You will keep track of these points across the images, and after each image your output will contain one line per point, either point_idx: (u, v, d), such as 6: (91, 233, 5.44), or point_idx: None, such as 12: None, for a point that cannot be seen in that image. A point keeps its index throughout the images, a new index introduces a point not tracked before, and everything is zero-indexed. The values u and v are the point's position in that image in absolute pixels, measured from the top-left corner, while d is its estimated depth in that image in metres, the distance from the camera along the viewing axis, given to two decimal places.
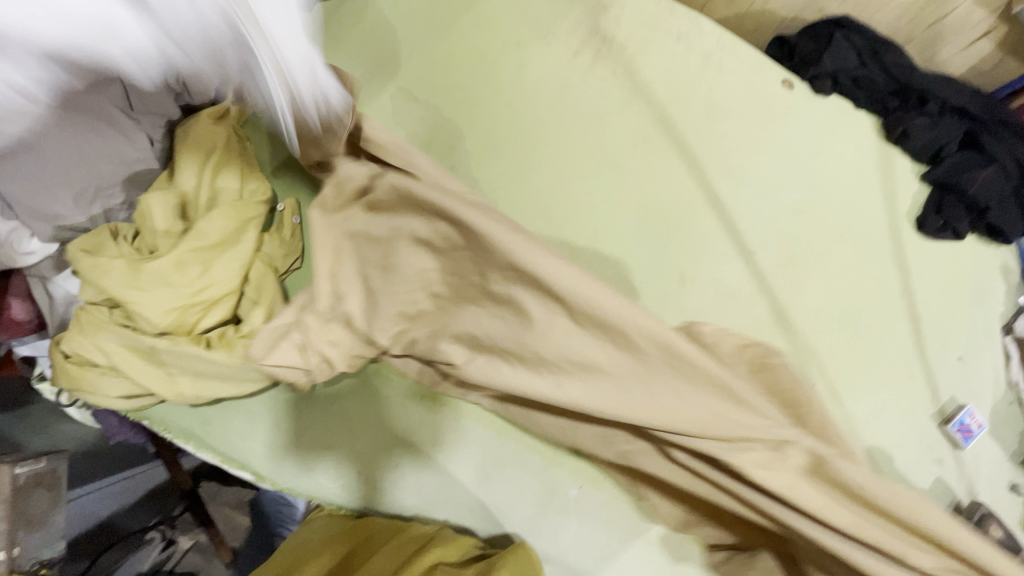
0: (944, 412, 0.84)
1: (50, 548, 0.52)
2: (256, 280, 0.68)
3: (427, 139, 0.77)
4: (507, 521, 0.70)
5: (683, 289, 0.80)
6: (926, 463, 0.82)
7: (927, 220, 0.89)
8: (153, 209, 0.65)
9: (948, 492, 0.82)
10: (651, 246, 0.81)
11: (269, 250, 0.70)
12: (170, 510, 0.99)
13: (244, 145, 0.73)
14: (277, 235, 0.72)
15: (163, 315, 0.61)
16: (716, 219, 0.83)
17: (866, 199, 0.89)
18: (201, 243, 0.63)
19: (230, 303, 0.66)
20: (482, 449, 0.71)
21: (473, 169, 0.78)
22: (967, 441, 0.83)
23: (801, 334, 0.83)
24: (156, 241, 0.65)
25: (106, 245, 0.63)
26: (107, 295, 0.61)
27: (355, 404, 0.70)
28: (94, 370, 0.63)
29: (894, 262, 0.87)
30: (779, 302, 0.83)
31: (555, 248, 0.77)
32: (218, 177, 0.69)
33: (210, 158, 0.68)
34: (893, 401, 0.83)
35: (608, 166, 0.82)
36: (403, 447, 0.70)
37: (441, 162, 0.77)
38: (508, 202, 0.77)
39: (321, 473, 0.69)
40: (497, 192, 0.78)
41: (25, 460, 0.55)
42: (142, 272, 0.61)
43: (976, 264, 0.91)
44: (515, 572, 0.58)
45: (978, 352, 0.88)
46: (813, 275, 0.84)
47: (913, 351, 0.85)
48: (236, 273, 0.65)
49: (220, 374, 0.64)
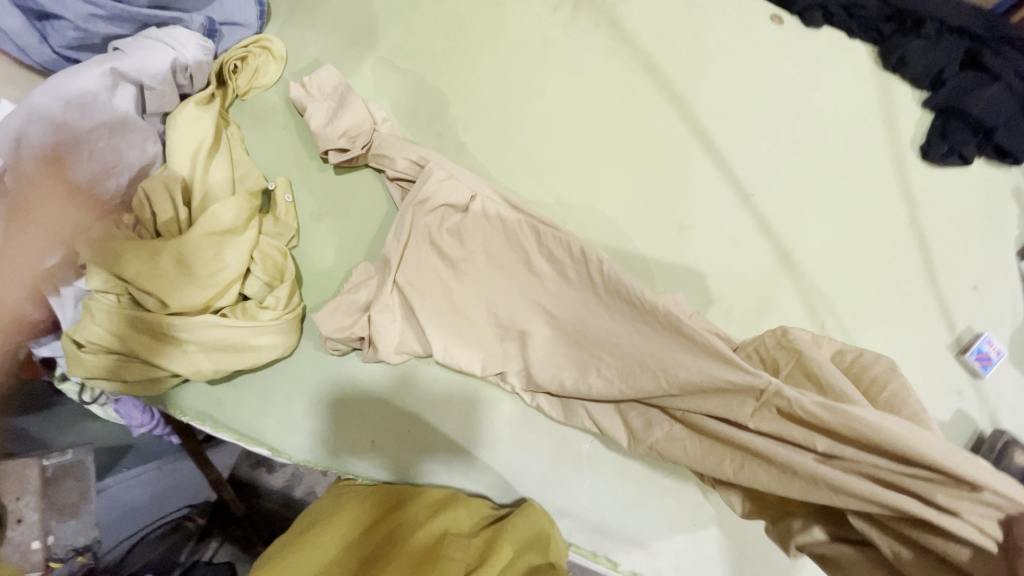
0: (961, 342, 0.83)
1: (85, 536, 0.75)
2: (262, 260, 0.70)
3: (410, 108, 0.77)
4: (519, 485, 0.73)
5: (682, 238, 0.79)
6: (945, 395, 0.81)
7: (931, 147, 0.85)
8: (155, 195, 0.66)
9: (969, 422, 0.81)
10: (645, 196, 0.80)
11: (269, 232, 0.72)
12: (199, 502, 1.11)
13: (231, 129, 0.75)
14: (275, 216, 0.73)
15: (178, 297, 0.63)
16: (710, 162, 0.82)
17: (868, 128, 0.86)
18: (214, 227, 0.67)
19: (238, 286, 0.68)
20: (493, 418, 0.74)
21: (459, 134, 0.78)
22: (986, 369, 0.81)
23: (809, 273, 0.81)
24: (160, 227, 0.66)
25: (109, 231, 0.65)
26: (119, 281, 0.63)
27: (368, 381, 0.74)
28: (110, 357, 0.65)
29: (902, 192, 0.85)
30: (783, 242, 0.81)
31: (548, 206, 0.77)
32: (213, 161, 0.71)
33: (204, 143, 0.70)
34: (909, 335, 0.81)
35: (596, 118, 0.81)
36: (417, 420, 0.73)
37: (425, 130, 0.77)
38: (498, 164, 0.77)
39: (338, 446, 0.72)
40: (484, 154, 0.78)
41: (54, 454, 0.74)
42: (157, 251, 0.63)
43: (988, 190, 0.87)
44: (521, 540, 0.62)
45: (996, 278, 0.85)
46: (815, 212, 0.83)
47: (925, 282, 0.83)
48: (245, 255, 0.68)
49: (236, 351, 0.66)
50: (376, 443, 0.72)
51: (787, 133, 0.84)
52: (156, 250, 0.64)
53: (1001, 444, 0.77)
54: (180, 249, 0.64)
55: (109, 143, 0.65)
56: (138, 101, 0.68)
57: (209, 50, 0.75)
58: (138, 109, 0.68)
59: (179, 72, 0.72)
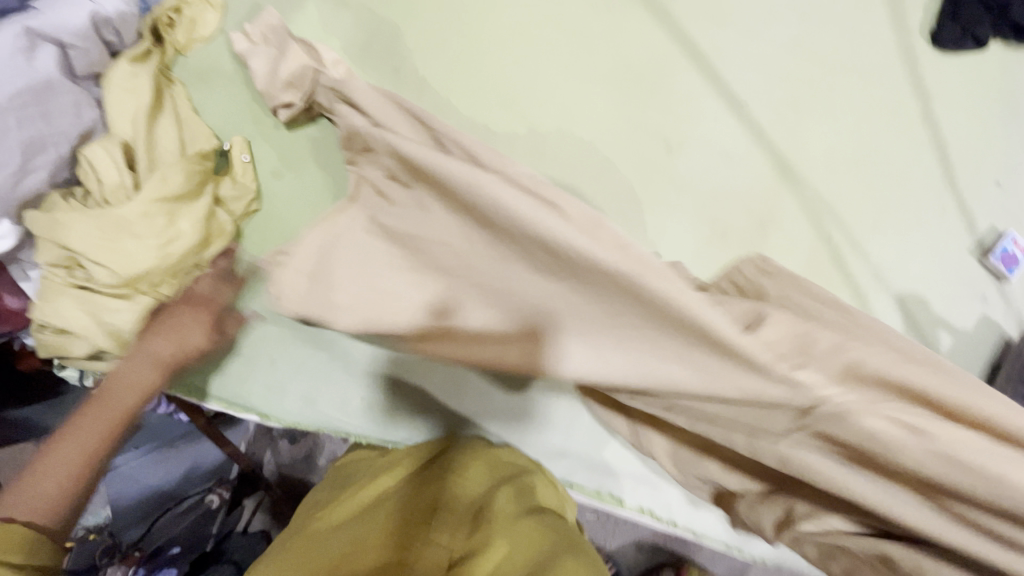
0: (984, 244, 0.76)
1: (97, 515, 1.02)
2: (216, 225, 0.67)
3: (363, 45, 0.72)
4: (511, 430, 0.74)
5: (670, 157, 0.73)
6: (969, 302, 0.75)
7: (943, 31, 0.78)
8: (98, 160, 0.66)
9: (995, 328, 0.76)
10: (627, 114, 0.74)
11: (226, 195, 0.68)
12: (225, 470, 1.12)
13: (174, 89, 0.71)
14: (233, 177, 0.69)
15: (127, 265, 0.63)
16: (696, 71, 0.75)
17: (871, 16, 0.78)
18: (164, 190, 0.64)
19: (196, 254, 0.66)
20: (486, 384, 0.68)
21: (419, 68, 0.73)
22: (1012, 270, 0.76)
23: (813, 183, 0.74)
24: (106, 193, 0.66)
25: (58, 205, 0.65)
26: (68, 251, 0.64)
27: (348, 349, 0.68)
28: (71, 335, 0.68)
29: (912, 85, 0.77)
30: (782, 152, 0.74)
31: (522, 134, 0.72)
32: (158, 125, 0.69)
33: (146, 105, 0.68)
34: (928, 241, 0.75)
35: (566, 36, 0.75)
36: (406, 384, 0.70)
37: (382, 68, 0.72)
38: (463, 97, 0.72)
39: (329, 406, 0.72)
40: (448, 87, 0.73)
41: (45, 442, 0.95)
42: (102, 220, 0.63)
43: (1006, 70, 0.80)
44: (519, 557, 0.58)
45: (1016, 171, 0.79)
46: (816, 115, 0.75)
47: (943, 182, 0.76)
48: (201, 221, 0.65)
49: (202, 324, 0.64)
50: (370, 400, 0.72)
51: (779, 31, 0.77)
52: (93, 221, 0.62)
53: None
54: (116, 219, 0.62)
55: (37, 110, 0.62)
56: (63, 62, 0.65)
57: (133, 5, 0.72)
58: (65, 70, 0.65)
59: (104, 27, 0.69)
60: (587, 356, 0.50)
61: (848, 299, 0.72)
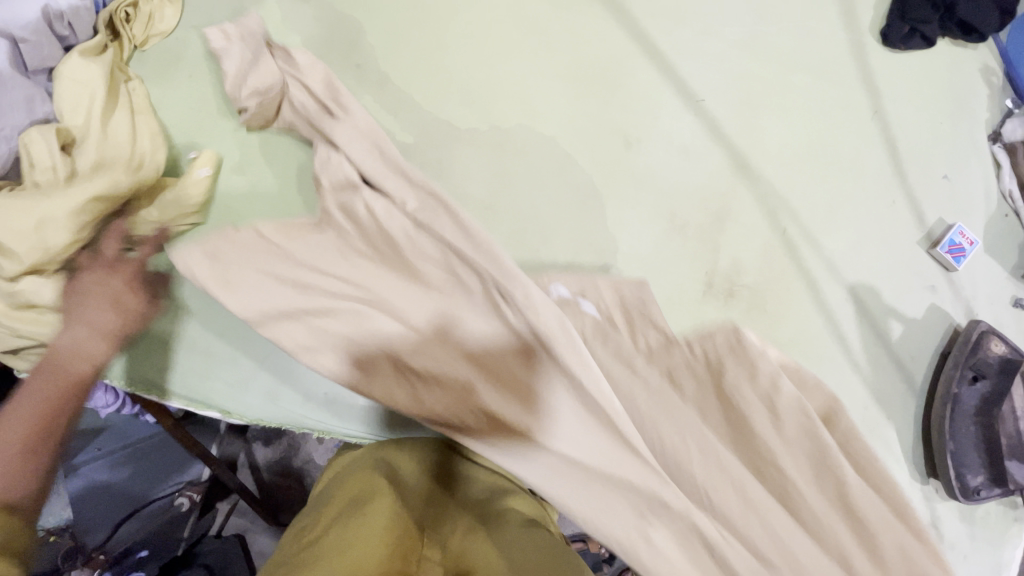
0: (934, 236, 0.79)
1: (58, 516, 0.96)
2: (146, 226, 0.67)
3: (326, 43, 0.75)
4: None
5: (629, 152, 0.75)
6: (918, 292, 0.78)
7: (892, 30, 0.80)
8: (37, 150, 0.65)
9: (944, 318, 0.78)
10: (586, 110, 0.76)
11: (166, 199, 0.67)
12: (193, 473, 1.10)
13: (128, 84, 0.71)
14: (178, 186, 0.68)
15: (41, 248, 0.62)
16: (653, 69, 0.77)
17: (822, 16, 0.80)
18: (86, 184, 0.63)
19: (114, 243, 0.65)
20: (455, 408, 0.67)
21: (381, 65, 0.75)
22: (959, 261, 0.78)
23: (768, 178, 0.76)
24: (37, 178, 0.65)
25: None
26: None
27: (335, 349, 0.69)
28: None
29: (862, 82, 0.79)
30: (739, 148, 0.76)
31: (482, 130, 0.74)
32: (105, 118, 0.68)
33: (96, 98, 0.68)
34: (879, 233, 0.77)
35: (527, 33, 0.77)
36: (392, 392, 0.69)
37: (346, 65, 0.74)
38: (425, 95, 0.74)
39: (304, 408, 0.71)
40: (409, 83, 0.74)
41: None
42: (20, 205, 0.62)
43: (954, 71, 0.82)
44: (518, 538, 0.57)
45: (966, 165, 0.81)
46: (770, 111, 0.78)
47: (893, 176, 0.78)
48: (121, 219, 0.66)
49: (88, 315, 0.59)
50: (330, 396, 0.71)
51: (734, 29, 0.79)
52: (26, 211, 0.62)
53: (977, 336, 0.75)
54: (45, 212, 0.62)
55: None
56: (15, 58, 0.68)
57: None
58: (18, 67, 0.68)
59: (56, 22, 0.70)
60: (563, 427, 0.60)
61: (803, 292, 0.75)
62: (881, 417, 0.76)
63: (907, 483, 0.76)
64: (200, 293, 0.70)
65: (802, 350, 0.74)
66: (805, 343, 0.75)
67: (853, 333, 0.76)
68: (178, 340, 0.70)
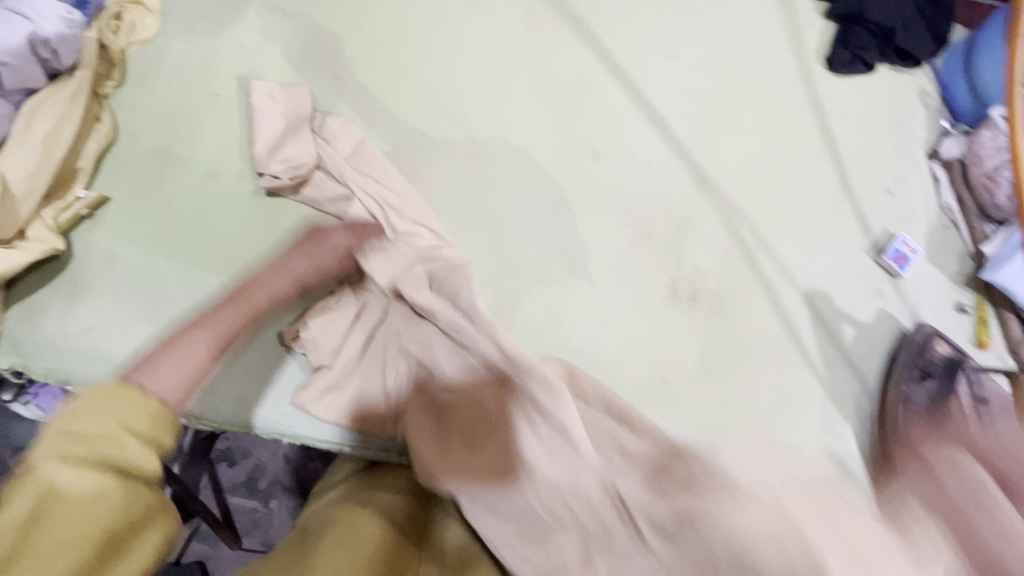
0: (879, 245, 0.85)
1: None
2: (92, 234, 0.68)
3: (304, 54, 0.77)
4: None
5: (597, 163, 0.80)
6: (866, 297, 0.83)
7: (835, 55, 0.86)
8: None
9: (892, 321, 0.83)
10: (557, 123, 0.80)
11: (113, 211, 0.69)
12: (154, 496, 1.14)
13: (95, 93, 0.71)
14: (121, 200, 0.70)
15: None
16: (619, 86, 0.82)
17: (772, 42, 0.87)
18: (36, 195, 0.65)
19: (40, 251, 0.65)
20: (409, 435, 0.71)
21: (359, 76, 0.78)
22: (904, 268, 0.83)
23: (726, 191, 0.82)
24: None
25: None
26: None
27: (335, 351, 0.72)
28: None
29: (811, 103, 0.86)
30: (699, 163, 0.82)
31: (457, 140, 0.77)
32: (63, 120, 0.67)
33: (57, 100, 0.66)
34: (828, 242, 0.84)
35: (500, 51, 0.81)
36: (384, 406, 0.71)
37: (323, 77, 0.77)
38: (402, 106, 0.77)
39: (292, 412, 0.72)
40: (385, 95, 0.77)
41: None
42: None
43: (894, 94, 0.89)
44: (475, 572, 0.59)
45: (906, 180, 0.88)
46: (727, 128, 0.83)
47: (839, 190, 0.85)
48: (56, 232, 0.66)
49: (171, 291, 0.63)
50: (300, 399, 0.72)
51: (693, 52, 0.85)
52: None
53: (921, 338, 0.81)
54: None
55: None
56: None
57: (77, 23, 0.68)
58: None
59: (40, 46, 0.65)
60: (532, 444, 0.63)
61: (759, 295, 0.81)
62: (836, 415, 0.81)
63: (865, 480, 0.80)
64: (174, 296, 0.69)
65: (760, 351, 0.80)
66: (762, 345, 0.80)
67: (808, 335, 0.81)
68: (147, 342, 0.68)
